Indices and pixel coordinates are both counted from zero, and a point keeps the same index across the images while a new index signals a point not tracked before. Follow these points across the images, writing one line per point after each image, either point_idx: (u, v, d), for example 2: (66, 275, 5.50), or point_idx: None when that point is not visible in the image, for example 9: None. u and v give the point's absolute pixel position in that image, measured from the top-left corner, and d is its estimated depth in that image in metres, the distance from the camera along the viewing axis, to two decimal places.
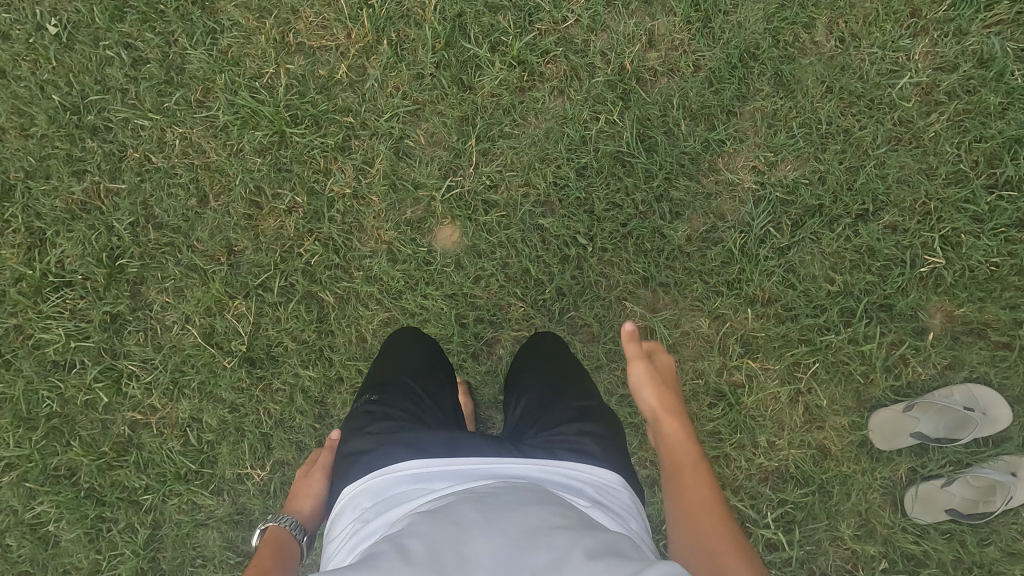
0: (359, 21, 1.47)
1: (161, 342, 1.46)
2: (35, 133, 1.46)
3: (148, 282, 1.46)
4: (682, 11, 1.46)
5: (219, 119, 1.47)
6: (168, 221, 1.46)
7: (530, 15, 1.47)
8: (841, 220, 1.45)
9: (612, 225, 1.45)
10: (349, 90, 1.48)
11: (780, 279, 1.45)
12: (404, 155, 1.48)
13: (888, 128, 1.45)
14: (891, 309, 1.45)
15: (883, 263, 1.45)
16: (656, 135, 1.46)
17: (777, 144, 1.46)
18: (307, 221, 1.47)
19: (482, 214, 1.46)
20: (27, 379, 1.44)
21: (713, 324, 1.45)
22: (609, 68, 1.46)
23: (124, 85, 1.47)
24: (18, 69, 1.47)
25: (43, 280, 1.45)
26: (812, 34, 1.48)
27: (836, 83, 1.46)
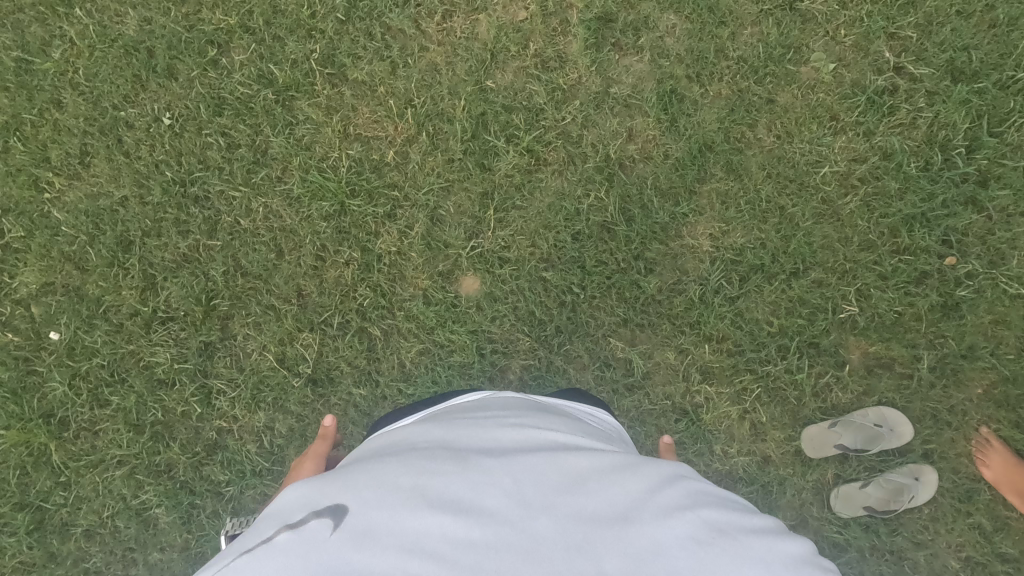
0: (405, 117, 1.91)
1: (244, 365, 1.85)
2: (151, 201, 1.87)
3: (235, 318, 1.86)
4: (654, 114, 1.90)
5: (294, 191, 1.89)
6: (252, 270, 1.87)
7: (537, 115, 1.91)
8: (778, 276, 1.86)
9: (600, 278, 1.86)
10: (396, 170, 1.90)
11: (731, 321, 1.85)
12: (438, 220, 1.90)
13: (814, 205, 1.87)
14: (818, 346, 1.84)
15: (811, 309, 1.85)
16: (634, 208, 1.87)
17: (728, 216, 1.88)
18: (361, 271, 1.87)
19: (498, 267, 1.87)
20: (138, 394, 1.83)
21: (678, 356, 1.84)
22: (598, 157, 1.89)
23: (221, 163, 1.89)
24: (139, 150, 1.89)
25: (153, 315, 1.84)
26: (755, 132, 1.91)
27: (773, 170, 1.89)
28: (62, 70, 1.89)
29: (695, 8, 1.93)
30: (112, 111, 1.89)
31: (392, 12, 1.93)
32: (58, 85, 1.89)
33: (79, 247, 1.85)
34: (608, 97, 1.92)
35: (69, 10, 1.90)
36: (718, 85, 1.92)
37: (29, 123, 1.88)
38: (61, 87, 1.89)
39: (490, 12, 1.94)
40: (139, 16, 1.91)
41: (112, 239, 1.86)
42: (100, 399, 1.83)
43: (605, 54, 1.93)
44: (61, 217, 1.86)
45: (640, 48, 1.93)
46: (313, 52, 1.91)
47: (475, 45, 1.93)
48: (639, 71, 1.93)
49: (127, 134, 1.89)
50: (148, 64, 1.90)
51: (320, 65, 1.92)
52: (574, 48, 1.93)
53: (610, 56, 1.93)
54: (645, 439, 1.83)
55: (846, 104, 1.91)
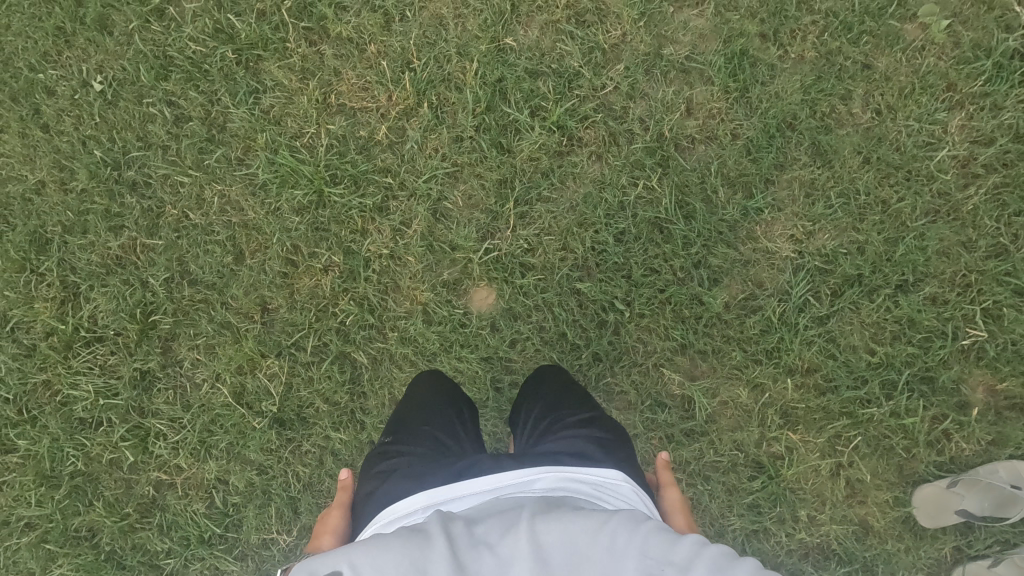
0: (401, 84, 1.50)
1: (191, 400, 1.44)
2: (74, 188, 1.46)
3: (180, 339, 1.45)
4: (720, 82, 1.49)
5: (259, 177, 1.47)
6: (202, 277, 1.45)
7: (570, 81, 1.50)
8: (881, 290, 1.44)
9: (650, 291, 1.44)
10: (389, 151, 1.49)
11: (819, 349, 1.43)
12: (442, 216, 1.48)
13: (926, 200, 1.46)
14: (933, 382, 1.42)
15: (924, 334, 1.43)
16: (694, 202, 1.46)
17: (815, 213, 1.46)
18: (342, 280, 1.46)
19: (520, 276, 1.45)
20: (53, 437, 1.42)
21: (752, 393, 1.42)
22: (647, 135, 1.48)
23: (166, 141, 1.48)
24: (61, 124, 1.48)
25: (74, 334, 1.43)
26: (848, 105, 1.50)
27: (873, 154, 1.48)
28: None
29: None
30: (28, 73, 1.48)
31: None
32: None
33: None
34: (660, 60, 1.50)
35: None
36: (801, 45, 1.50)
37: None
38: None
39: None
40: None
41: (24, 236, 1.45)
42: (4, 443, 1.42)
43: (657, 6, 1.51)
44: None
45: None
46: None
47: None
48: (700, 28, 1.52)
49: (45, 103, 1.48)
50: (74, 14, 1.49)
51: (293, 17, 1.50)
52: None
53: (663, 8, 1.51)
54: (708, 501, 1.42)
55: (965, 70, 1.49)
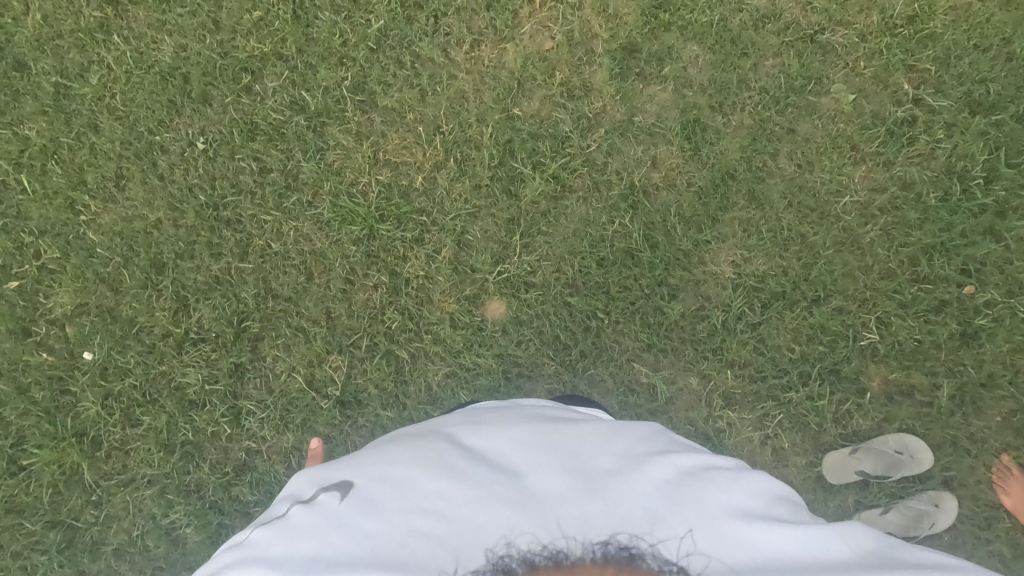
0: (433, 144, 1.95)
1: (273, 386, 1.88)
2: (184, 224, 1.91)
3: (265, 339, 1.89)
4: (678, 143, 1.94)
5: (324, 216, 1.92)
6: (282, 292, 1.90)
7: (563, 142, 1.95)
8: (800, 303, 1.89)
9: (624, 303, 1.89)
10: (424, 195, 1.94)
11: (752, 347, 1.88)
12: (465, 245, 1.93)
13: (835, 234, 1.91)
14: (839, 373, 1.87)
15: (832, 337, 1.88)
16: (658, 235, 1.91)
17: (750, 244, 1.91)
18: (388, 294, 1.91)
19: (525, 292, 1.90)
20: (169, 414, 1.86)
21: (701, 382, 1.87)
22: (622, 184, 1.93)
23: (253, 188, 1.93)
24: (173, 174, 1.93)
25: (185, 336, 1.88)
26: (777, 161, 1.95)
27: (795, 199, 1.93)
28: (99, 95, 1.94)
29: (717, 40, 1.98)
30: (148, 135, 1.93)
31: (422, 41, 1.97)
32: (95, 110, 1.94)
33: (113, 268, 1.89)
34: (632, 126, 1.96)
35: (108, 37, 1.95)
36: (740, 114, 1.96)
37: (67, 147, 1.92)
38: (98, 111, 1.93)
39: (517, 42, 1.99)
40: (176, 43, 1.96)
41: (146, 261, 1.89)
42: (132, 419, 1.86)
43: (630, 84, 1.97)
44: (97, 239, 1.90)
45: (664, 77, 1.97)
46: (344, 79, 1.96)
47: (503, 74, 1.98)
48: (663, 100, 1.97)
49: (161, 158, 1.93)
50: (183, 90, 1.94)
51: (350, 92, 1.96)
52: (600, 77, 1.98)
53: (635, 85, 1.97)
54: None
55: (866, 134, 1.95)
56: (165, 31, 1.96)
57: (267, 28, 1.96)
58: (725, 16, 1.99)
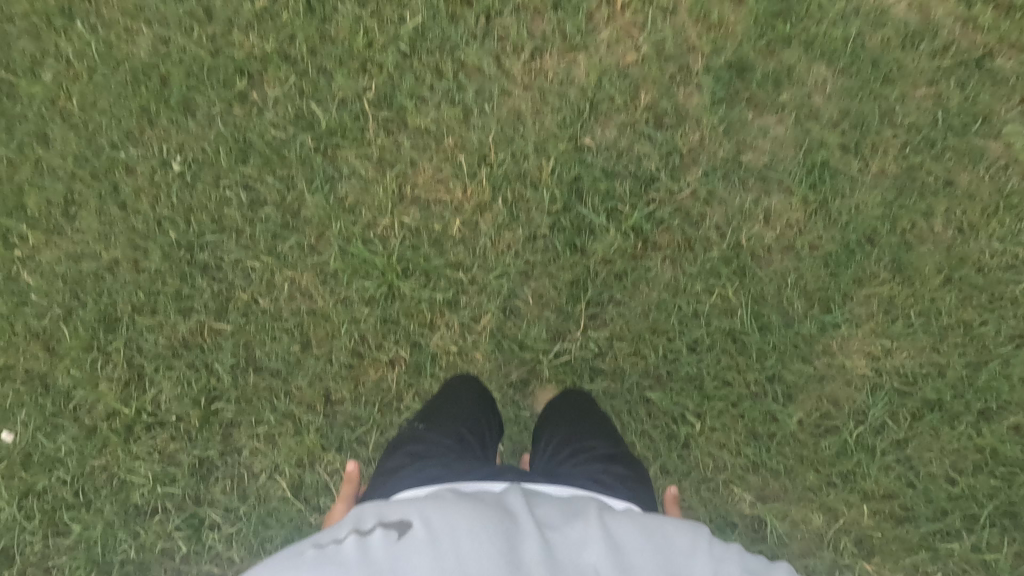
0: (476, 179, 1.49)
1: (247, 491, 1.41)
2: (147, 268, 1.47)
3: (242, 426, 1.43)
4: (799, 192, 1.47)
5: (330, 266, 1.47)
6: (267, 364, 1.44)
7: (646, 184, 1.49)
8: (963, 417, 1.39)
9: (723, 404, 1.41)
10: (461, 245, 1.48)
11: (896, 475, 1.38)
12: (512, 313, 1.46)
13: (1011, 325, 1.41)
14: (1017, 518, 1.37)
15: (1008, 467, 1.38)
16: (770, 314, 1.43)
17: (894, 331, 1.42)
18: (408, 375, 1.44)
19: (589, 381, 1.43)
20: (107, 521, 1.39)
21: (825, 517, 1.38)
22: (724, 244, 1.46)
23: (240, 225, 1.48)
24: (138, 202, 1.49)
25: (136, 418, 1.42)
26: (930, 222, 1.47)
27: (955, 273, 1.44)
28: (53, 96, 1.51)
29: (853, 60, 1.53)
30: (110, 150, 1.50)
31: (469, 45, 1.53)
32: (46, 115, 1.50)
33: (50, 322, 1.44)
34: (739, 167, 1.49)
35: (70, 23, 1.53)
36: (882, 158, 1.49)
37: (5, 160, 1.49)
38: (50, 116, 1.50)
39: (592, 52, 1.54)
40: (155, 35, 1.53)
41: (94, 314, 1.44)
42: (57, 525, 1.40)
43: (737, 113, 1.51)
44: (32, 282, 1.46)
45: (781, 106, 1.51)
46: (367, 90, 1.52)
47: (571, 92, 1.53)
48: (779, 135, 1.51)
49: (124, 181, 1.49)
50: (160, 95, 1.51)
51: (374, 107, 1.52)
52: (697, 102, 1.52)
53: (744, 115, 1.51)
54: None
55: None
56: (142, 20, 1.54)
57: (272, 21, 1.53)
58: (863, 31, 1.54)
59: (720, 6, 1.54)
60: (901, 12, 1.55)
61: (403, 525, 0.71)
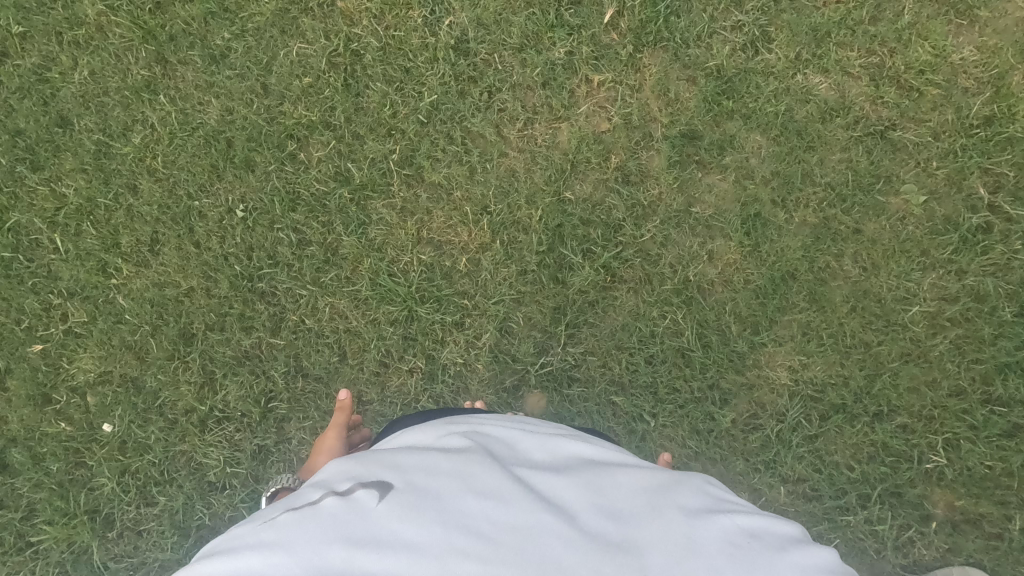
0: (480, 224, 1.87)
1: (296, 471, 1.79)
2: (217, 294, 1.84)
3: (292, 420, 1.80)
4: (737, 238, 1.85)
5: (362, 293, 1.84)
6: (313, 372, 1.82)
7: (615, 230, 1.87)
8: (861, 417, 1.76)
9: (672, 406, 1.78)
10: (467, 277, 1.85)
11: (808, 463, 1.75)
12: (507, 332, 1.83)
13: (901, 345, 1.79)
14: (901, 497, 1.74)
15: (895, 457, 1.75)
16: (711, 335, 1.80)
17: (809, 349, 1.80)
18: (424, 381, 1.82)
19: (567, 387, 1.80)
20: (187, 495, 1.77)
21: (751, 495, 1.75)
22: (676, 279, 1.83)
23: (291, 260, 1.86)
24: (209, 241, 1.86)
25: (209, 413, 1.80)
26: (841, 262, 1.84)
27: (858, 304, 1.82)
28: (141, 155, 1.88)
29: (782, 131, 1.90)
30: (187, 199, 1.87)
31: (474, 116, 1.91)
32: (135, 170, 1.88)
33: (141, 336, 1.82)
34: (689, 216, 1.87)
35: (154, 96, 1.91)
36: (804, 211, 1.86)
37: (103, 207, 1.87)
38: (139, 172, 1.88)
39: (573, 121, 1.92)
40: (222, 105, 1.91)
41: (175, 330, 1.82)
42: (147, 497, 1.77)
43: (689, 173, 1.88)
44: (126, 305, 1.83)
45: (724, 167, 1.89)
46: (392, 152, 1.89)
47: (556, 154, 1.90)
48: (722, 191, 1.88)
49: (198, 224, 1.86)
50: (226, 154, 1.89)
51: (398, 165, 1.89)
52: (657, 163, 1.90)
53: (694, 174, 1.88)
54: None
55: (937, 240, 1.84)
56: (212, 93, 1.91)
57: (317, 96, 1.91)
58: (791, 107, 1.91)
59: (676, 86, 1.92)
60: (822, 91, 1.92)
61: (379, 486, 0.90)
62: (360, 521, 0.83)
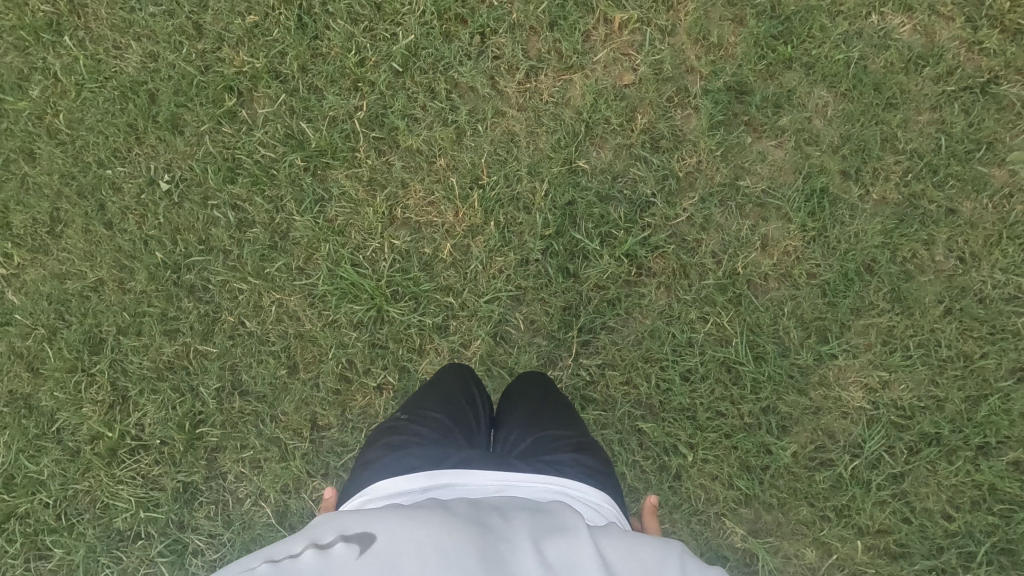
0: (469, 201, 1.47)
1: (231, 516, 1.39)
2: (133, 288, 1.44)
3: (227, 451, 1.41)
4: (798, 219, 1.44)
5: (318, 288, 1.44)
6: (254, 388, 1.42)
7: (641, 209, 1.47)
8: (960, 451, 1.36)
9: (716, 435, 1.38)
10: (452, 269, 1.45)
11: (893, 510, 1.35)
12: (503, 339, 1.43)
13: (1012, 358, 1.38)
14: (1015, 556, 1.34)
15: (1006, 503, 1.35)
16: (766, 344, 1.40)
17: (892, 362, 1.39)
18: (396, 401, 1.42)
19: (579, 409, 1.40)
20: (89, 546, 1.38)
21: (818, 552, 1.35)
22: (719, 271, 1.43)
23: (228, 245, 1.46)
24: (125, 221, 1.46)
25: (120, 441, 1.40)
26: (931, 251, 1.44)
27: (955, 304, 1.41)
28: (40, 112, 1.49)
29: (854, 84, 1.49)
30: (97, 168, 1.48)
31: (462, 65, 1.50)
32: (32, 131, 1.48)
33: (34, 342, 1.42)
34: (736, 192, 1.46)
35: (58, 38, 1.51)
36: (883, 185, 1.46)
37: None
38: (36, 132, 1.48)
39: (588, 72, 1.51)
40: (143, 50, 1.51)
41: (78, 335, 1.42)
42: (39, 549, 1.38)
43: (735, 137, 1.48)
44: (16, 301, 1.43)
45: (781, 130, 1.48)
46: (358, 110, 1.49)
47: (566, 113, 1.50)
48: (778, 160, 1.48)
49: (110, 199, 1.47)
50: (148, 112, 1.49)
51: (365, 126, 1.49)
52: (694, 125, 1.49)
53: (742, 139, 1.48)
54: None
55: None
56: (131, 35, 1.51)
57: (263, 38, 1.51)
58: (865, 54, 1.50)
59: (719, 27, 1.51)
60: (905, 34, 1.51)
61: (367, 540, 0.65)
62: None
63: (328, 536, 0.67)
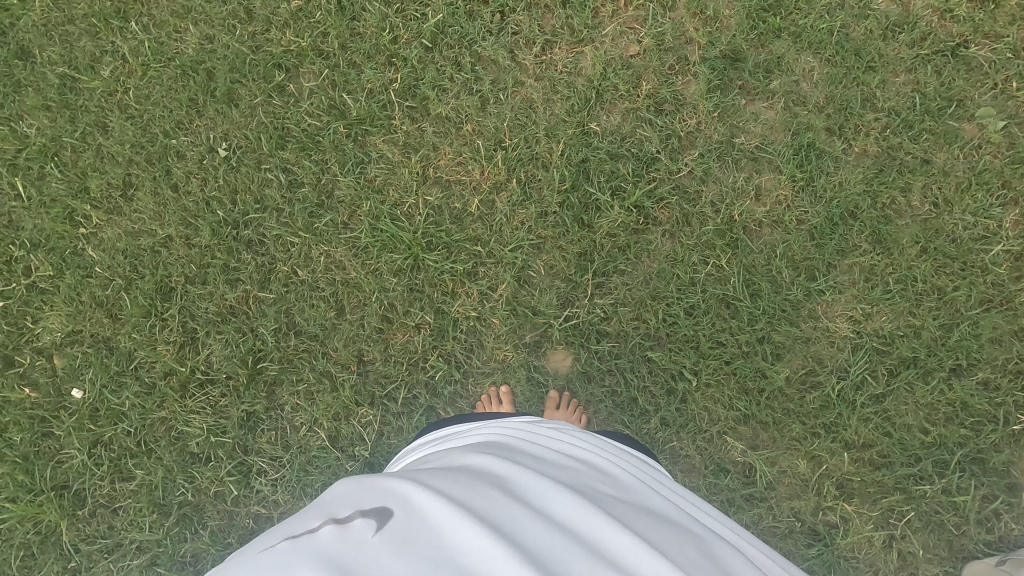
0: (493, 160, 1.64)
1: (290, 441, 1.58)
2: (198, 244, 1.63)
3: (284, 384, 1.60)
4: (788, 171, 1.61)
5: (361, 240, 1.63)
6: (307, 329, 1.61)
7: (647, 164, 1.64)
8: (936, 373, 1.53)
9: (717, 362, 1.56)
10: (479, 222, 1.63)
11: (875, 426, 1.53)
12: (525, 282, 1.61)
13: (982, 290, 1.55)
14: (985, 463, 1.51)
15: (976, 418, 1.52)
16: (761, 281, 1.57)
17: (874, 296, 1.56)
18: (432, 337, 1.60)
19: (595, 342, 1.59)
20: (167, 468, 1.57)
21: (809, 464, 1.53)
22: (718, 218, 1.60)
23: (280, 204, 1.64)
24: (189, 184, 1.65)
25: (190, 377, 1.59)
26: (908, 197, 1.60)
27: (930, 244, 1.58)
28: (111, 89, 1.67)
29: (838, 50, 1.65)
30: (163, 138, 1.66)
31: (485, 40, 1.68)
32: (105, 106, 1.67)
33: (113, 292, 1.61)
34: (732, 148, 1.63)
35: (125, 23, 1.69)
36: (864, 139, 1.63)
37: (70, 148, 1.66)
38: (108, 108, 1.67)
39: (597, 45, 1.68)
40: (201, 34, 1.69)
41: (151, 285, 1.61)
42: (123, 471, 1.57)
43: (730, 99, 1.65)
44: (95, 256, 1.63)
45: (771, 93, 1.65)
46: (393, 82, 1.67)
47: (579, 81, 1.67)
48: (769, 120, 1.65)
49: (176, 165, 1.65)
50: (207, 87, 1.67)
51: (399, 97, 1.67)
52: (694, 90, 1.67)
53: (736, 101, 1.65)
54: None
55: (1020, 170, 1.59)
56: (189, 20, 1.69)
57: (307, 20, 1.68)
58: (847, 23, 1.66)
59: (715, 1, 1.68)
60: (883, 4, 1.67)
61: (382, 513, 0.80)
62: (357, 557, 0.73)
63: (345, 513, 0.81)
